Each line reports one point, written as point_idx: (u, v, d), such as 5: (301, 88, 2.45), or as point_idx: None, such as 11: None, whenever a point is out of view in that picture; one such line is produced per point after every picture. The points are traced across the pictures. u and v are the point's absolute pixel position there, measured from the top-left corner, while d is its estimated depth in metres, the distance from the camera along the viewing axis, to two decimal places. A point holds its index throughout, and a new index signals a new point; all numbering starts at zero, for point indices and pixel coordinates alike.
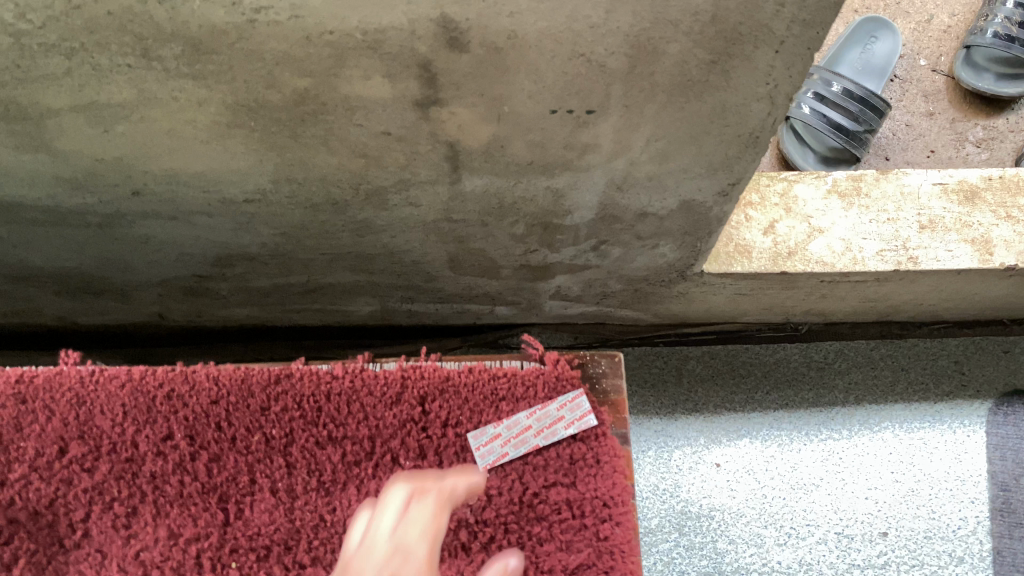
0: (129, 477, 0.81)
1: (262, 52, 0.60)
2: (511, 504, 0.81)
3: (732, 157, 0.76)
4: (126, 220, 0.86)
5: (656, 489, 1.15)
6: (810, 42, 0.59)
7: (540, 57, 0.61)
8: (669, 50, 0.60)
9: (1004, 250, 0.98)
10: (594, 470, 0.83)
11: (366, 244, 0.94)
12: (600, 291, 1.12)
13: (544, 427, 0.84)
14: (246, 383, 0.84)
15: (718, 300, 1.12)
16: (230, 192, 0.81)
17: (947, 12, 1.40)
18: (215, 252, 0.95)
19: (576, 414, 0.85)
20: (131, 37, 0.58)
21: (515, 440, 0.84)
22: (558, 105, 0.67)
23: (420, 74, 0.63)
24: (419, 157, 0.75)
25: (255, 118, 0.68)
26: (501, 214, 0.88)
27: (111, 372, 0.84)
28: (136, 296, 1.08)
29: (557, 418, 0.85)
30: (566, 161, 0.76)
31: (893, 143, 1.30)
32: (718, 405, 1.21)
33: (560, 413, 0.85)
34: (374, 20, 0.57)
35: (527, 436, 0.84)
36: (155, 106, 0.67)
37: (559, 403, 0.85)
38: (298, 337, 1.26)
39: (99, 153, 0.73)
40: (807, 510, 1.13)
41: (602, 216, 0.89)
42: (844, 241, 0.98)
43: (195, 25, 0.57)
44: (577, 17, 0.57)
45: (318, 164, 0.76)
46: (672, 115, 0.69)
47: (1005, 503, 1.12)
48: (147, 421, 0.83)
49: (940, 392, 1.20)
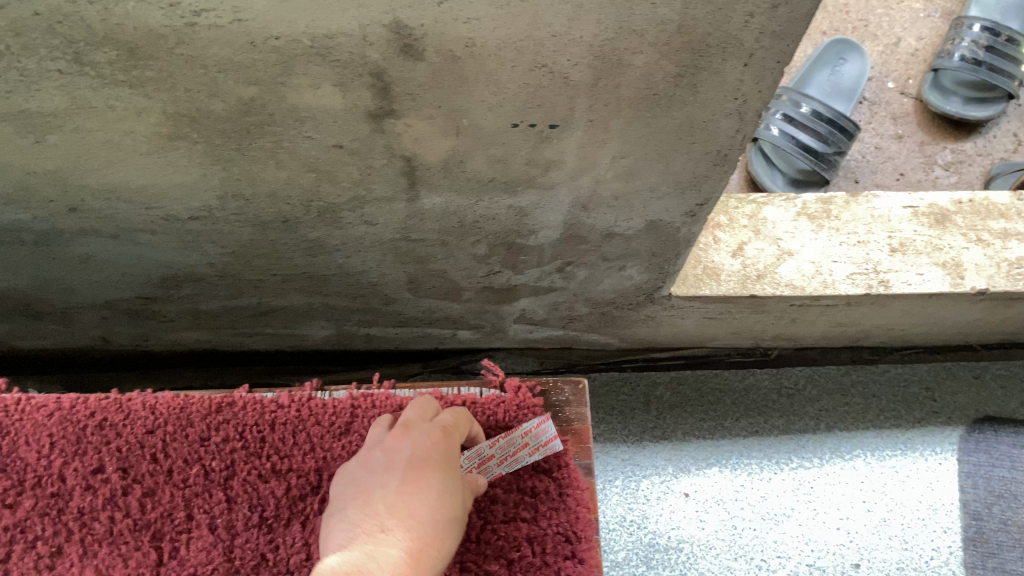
0: (53, 514, 0.75)
1: (204, 59, 0.56)
2: (466, 539, 0.76)
3: (700, 176, 0.73)
4: (64, 238, 0.82)
5: (623, 521, 1.11)
6: (780, 54, 0.57)
7: (500, 67, 0.58)
8: (634, 62, 0.58)
9: (975, 274, 0.96)
10: (556, 504, 0.78)
11: (319, 264, 0.90)
12: (567, 315, 1.08)
13: (507, 456, 0.80)
14: (185, 413, 0.81)
15: (686, 324, 1.09)
16: (174, 208, 0.76)
17: (914, 35, 1.40)
18: (161, 272, 0.90)
19: (542, 440, 0.80)
20: (60, 39, 0.54)
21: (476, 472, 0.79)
22: (520, 119, 0.64)
23: (373, 84, 0.59)
24: (374, 172, 0.71)
25: (198, 130, 0.64)
26: (462, 233, 0.84)
27: (40, 402, 0.81)
28: (79, 319, 1.03)
29: (521, 445, 0.80)
30: (529, 178, 0.73)
31: (862, 166, 1.29)
32: (686, 432, 1.18)
33: (524, 440, 0.80)
34: (323, 25, 0.53)
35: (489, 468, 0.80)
36: (90, 115, 0.62)
37: (524, 428, 0.80)
38: (251, 363, 1.21)
39: (30, 166, 0.69)
40: (778, 542, 1.09)
41: (567, 236, 0.85)
42: (814, 264, 0.96)
43: (130, 27, 0.53)
44: (539, 26, 0.54)
45: (267, 178, 0.72)
46: (638, 131, 0.66)
47: (978, 533, 1.09)
48: (75, 453, 0.78)
49: (911, 418, 1.19)
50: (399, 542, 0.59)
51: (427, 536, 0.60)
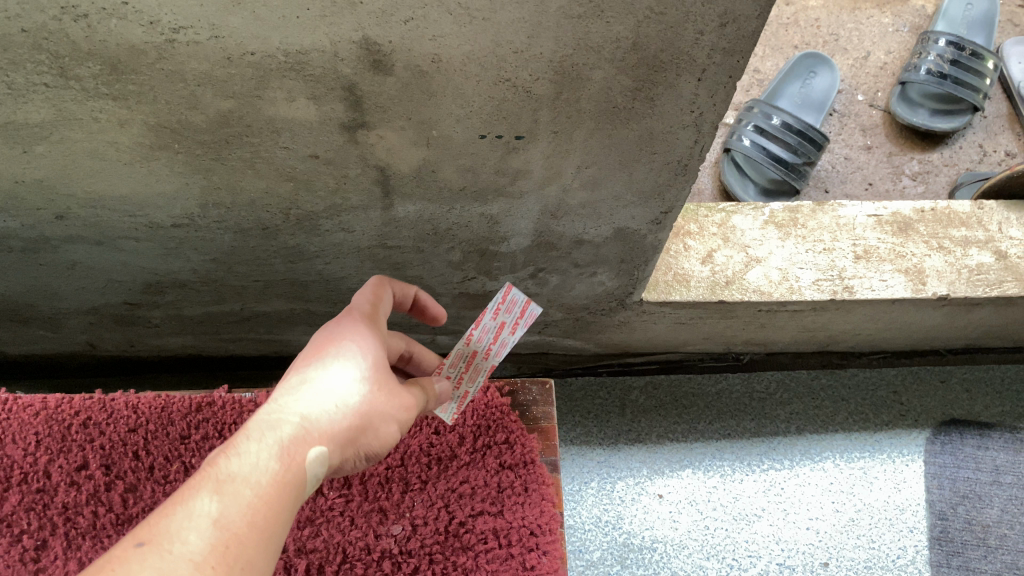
0: (39, 509, 0.78)
1: (183, 73, 0.59)
2: (436, 533, 0.80)
3: (663, 185, 0.76)
4: (51, 244, 0.84)
5: (598, 521, 1.14)
6: (731, 70, 0.60)
7: (465, 81, 0.61)
8: (593, 77, 0.61)
9: (936, 280, 0.99)
10: (522, 498, 0.82)
11: (299, 270, 0.93)
12: (542, 319, 1.11)
13: (489, 348, 0.78)
14: (167, 411, 0.84)
15: (659, 329, 1.12)
16: (157, 216, 0.79)
17: (883, 49, 1.44)
18: (145, 278, 0.93)
19: (515, 312, 0.74)
20: (46, 55, 0.57)
21: (470, 373, 0.81)
22: (487, 130, 0.67)
23: (346, 97, 0.62)
24: (349, 181, 0.74)
25: (179, 140, 0.67)
26: (436, 240, 0.87)
27: (26, 402, 0.84)
28: (65, 324, 1.05)
29: (499, 326, 0.76)
30: (498, 187, 0.76)
31: (832, 175, 1.33)
32: (660, 435, 1.21)
33: (497, 322, 0.76)
34: (295, 41, 0.56)
35: (478, 363, 0.80)
36: (76, 127, 0.65)
37: (492, 311, 0.74)
38: (235, 368, 1.23)
39: (18, 175, 0.72)
40: (749, 542, 1.12)
41: (538, 243, 0.88)
42: (781, 270, 0.99)
43: (113, 43, 0.56)
44: (500, 43, 0.57)
45: (247, 187, 0.75)
46: (600, 142, 0.69)
47: (942, 532, 1.12)
48: (60, 450, 0.81)
49: (879, 421, 1.22)
50: (278, 429, 0.57)
51: (311, 420, 0.59)
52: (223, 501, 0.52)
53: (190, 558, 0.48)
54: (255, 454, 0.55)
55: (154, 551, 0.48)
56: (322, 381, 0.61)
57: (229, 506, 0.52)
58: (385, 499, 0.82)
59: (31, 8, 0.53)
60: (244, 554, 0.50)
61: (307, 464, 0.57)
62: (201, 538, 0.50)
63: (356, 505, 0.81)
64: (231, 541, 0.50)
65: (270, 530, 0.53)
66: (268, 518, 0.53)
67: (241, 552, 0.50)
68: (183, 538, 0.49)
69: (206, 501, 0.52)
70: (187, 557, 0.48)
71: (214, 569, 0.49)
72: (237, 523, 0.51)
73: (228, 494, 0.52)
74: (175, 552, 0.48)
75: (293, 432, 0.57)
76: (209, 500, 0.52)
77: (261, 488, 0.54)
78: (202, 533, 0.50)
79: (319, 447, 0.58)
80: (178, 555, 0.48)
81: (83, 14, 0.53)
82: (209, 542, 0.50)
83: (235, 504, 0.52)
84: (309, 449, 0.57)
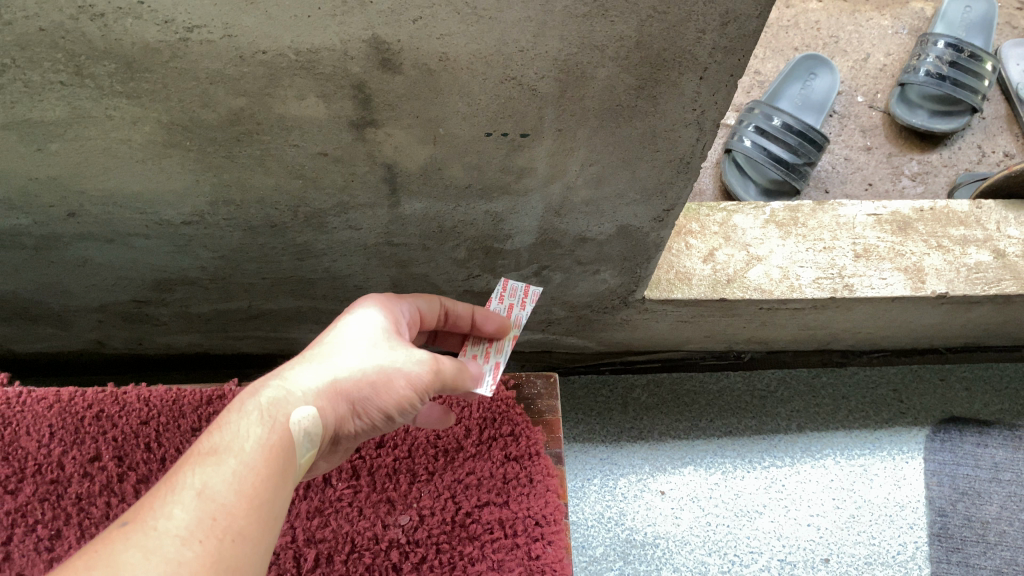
0: (53, 499, 0.79)
1: (196, 72, 0.61)
2: (443, 523, 0.81)
3: (665, 183, 0.78)
4: (63, 242, 0.86)
5: (601, 517, 1.15)
6: (732, 69, 0.61)
7: (472, 79, 0.62)
8: (597, 75, 0.62)
9: (935, 278, 1.00)
10: (527, 489, 0.84)
11: (307, 268, 0.94)
12: (546, 318, 1.13)
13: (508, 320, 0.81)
14: (178, 404, 0.87)
15: (660, 327, 1.14)
16: (168, 214, 0.80)
17: (882, 51, 1.46)
18: (155, 276, 0.94)
19: (519, 294, 0.82)
20: (63, 53, 0.58)
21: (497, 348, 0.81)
22: (493, 128, 0.68)
23: (355, 95, 0.64)
24: (357, 179, 0.76)
25: (191, 138, 0.69)
26: (441, 237, 0.88)
27: (39, 395, 0.86)
28: (75, 322, 1.07)
29: (510, 308, 0.81)
30: (504, 185, 0.78)
31: (832, 176, 1.34)
32: (662, 432, 1.22)
33: (507, 303, 0.82)
34: (306, 40, 0.57)
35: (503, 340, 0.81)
36: (90, 124, 0.66)
37: (500, 297, 0.82)
38: (241, 367, 1.25)
39: (32, 172, 0.73)
40: (751, 538, 1.13)
41: (542, 241, 0.90)
42: (782, 268, 1.00)
43: (128, 42, 0.57)
44: (507, 41, 0.58)
45: (256, 184, 0.76)
46: (604, 140, 0.71)
47: (942, 529, 1.13)
48: (73, 442, 0.83)
49: (879, 419, 1.23)
50: (261, 400, 0.60)
51: (296, 389, 0.62)
52: (205, 473, 0.54)
53: (174, 532, 0.50)
54: (239, 426, 0.58)
55: (138, 528, 0.50)
56: (309, 361, 0.65)
57: (210, 477, 0.54)
58: (392, 490, 0.84)
59: (49, 7, 0.54)
60: (229, 521, 0.52)
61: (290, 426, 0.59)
62: (185, 511, 0.51)
63: (364, 496, 0.83)
64: (215, 509, 0.52)
65: (258, 495, 0.54)
66: (251, 481, 0.55)
67: (226, 520, 0.52)
68: (166, 513, 0.51)
69: (191, 476, 0.54)
70: (172, 531, 0.50)
71: (200, 538, 0.50)
72: (220, 492, 0.53)
73: (211, 467, 0.54)
74: (159, 527, 0.50)
75: (277, 400, 0.60)
76: (195, 474, 0.54)
77: (245, 456, 0.56)
78: (185, 506, 0.52)
79: (302, 408, 0.60)
80: (162, 530, 0.50)
81: (99, 14, 0.54)
82: (193, 514, 0.51)
83: (217, 473, 0.54)
84: (292, 412, 0.60)
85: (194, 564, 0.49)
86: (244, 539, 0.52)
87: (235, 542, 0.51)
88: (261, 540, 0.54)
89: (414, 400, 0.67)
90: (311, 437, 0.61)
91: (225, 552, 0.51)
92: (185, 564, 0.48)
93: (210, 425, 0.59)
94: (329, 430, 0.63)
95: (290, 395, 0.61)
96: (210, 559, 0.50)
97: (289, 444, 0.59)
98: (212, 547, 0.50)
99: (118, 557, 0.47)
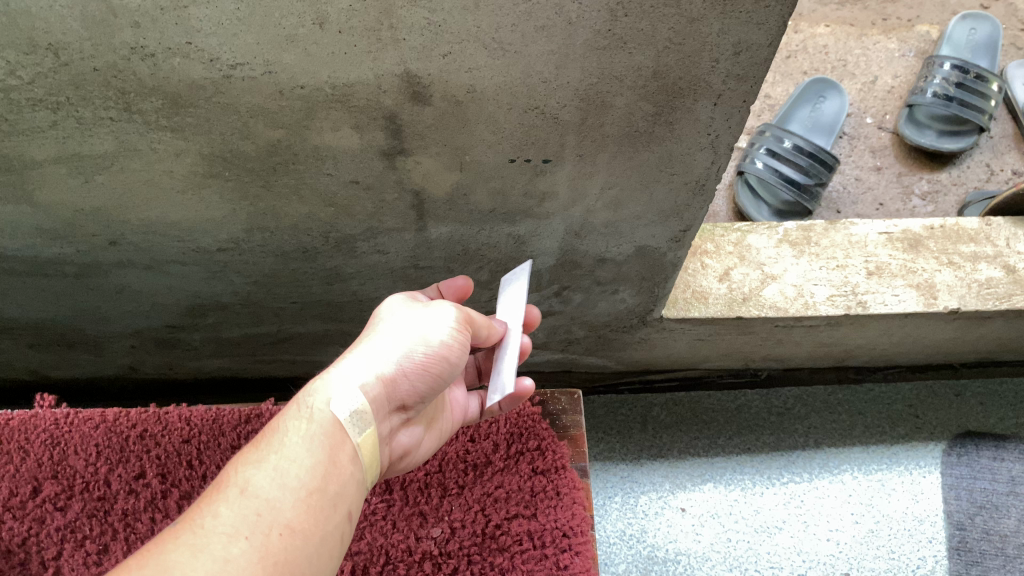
0: (100, 515, 0.85)
1: (237, 106, 0.64)
2: (474, 535, 0.84)
3: (682, 205, 0.81)
4: (103, 270, 0.89)
5: (623, 535, 1.17)
6: (745, 95, 0.64)
7: (498, 109, 0.66)
8: (616, 103, 0.65)
9: (947, 294, 1.02)
10: (554, 502, 0.87)
11: (335, 291, 0.98)
12: (565, 337, 1.16)
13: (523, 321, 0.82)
14: (218, 423, 0.93)
15: (678, 346, 1.16)
16: (204, 241, 0.84)
17: (890, 74, 1.49)
18: (189, 301, 0.98)
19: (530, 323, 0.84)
20: (114, 91, 0.62)
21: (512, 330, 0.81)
22: (517, 155, 0.72)
23: (387, 126, 0.67)
24: (386, 205, 0.79)
25: (230, 169, 0.72)
26: (465, 260, 0.92)
27: (86, 416, 0.92)
28: (109, 348, 1.10)
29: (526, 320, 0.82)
30: (526, 209, 0.81)
31: (843, 197, 1.37)
32: (682, 450, 1.24)
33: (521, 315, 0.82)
34: (342, 75, 0.61)
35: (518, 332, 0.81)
36: (135, 157, 0.70)
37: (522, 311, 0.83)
38: (268, 390, 1.28)
39: (79, 203, 0.77)
40: (771, 553, 1.14)
41: (562, 262, 0.93)
42: (796, 287, 1.03)
43: (175, 80, 0.61)
44: (531, 73, 0.61)
45: (290, 212, 0.80)
46: (622, 165, 0.74)
47: (961, 542, 1.14)
48: (119, 461, 0.89)
49: (895, 434, 1.25)
50: (307, 395, 0.64)
51: (331, 380, 0.65)
52: (249, 474, 0.58)
53: (221, 529, 0.54)
54: (284, 426, 0.62)
55: (187, 529, 0.54)
56: (352, 352, 0.68)
57: (254, 476, 0.58)
58: (424, 504, 0.87)
59: (103, 49, 0.58)
60: (276, 515, 0.56)
61: (334, 410, 0.63)
62: (231, 510, 0.56)
63: (397, 509, 0.86)
64: (259, 505, 0.56)
65: (304, 486, 0.58)
66: (298, 474, 0.59)
67: (273, 514, 0.56)
68: (213, 513, 0.56)
69: (237, 477, 0.59)
70: (219, 529, 0.54)
71: (247, 534, 0.54)
72: (265, 489, 0.57)
73: (256, 467, 0.59)
74: (206, 526, 0.54)
75: (319, 391, 0.64)
76: (240, 476, 0.58)
77: (287, 451, 0.60)
78: (231, 505, 0.56)
79: (336, 392, 0.63)
80: (210, 528, 0.54)
81: (150, 54, 0.58)
82: (237, 511, 0.56)
83: (260, 472, 0.58)
84: (334, 396, 0.63)
85: (243, 556, 0.53)
86: (294, 531, 0.56)
87: (285, 535, 0.56)
88: (313, 530, 0.57)
89: (458, 352, 0.69)
90: (364, 413, 0.63)
91: (275, 545, 0.55)
92: (233, 559, 0.53)
93: (262, 431, 0.64)
94: (383, 404, 0.66)
95: (331, 382, 0.64)
96: (258, 551, 0.54)
97: (338, 427, 0.63)
98: (259, 542, 0.54)
99: (169, 556, 0.52)
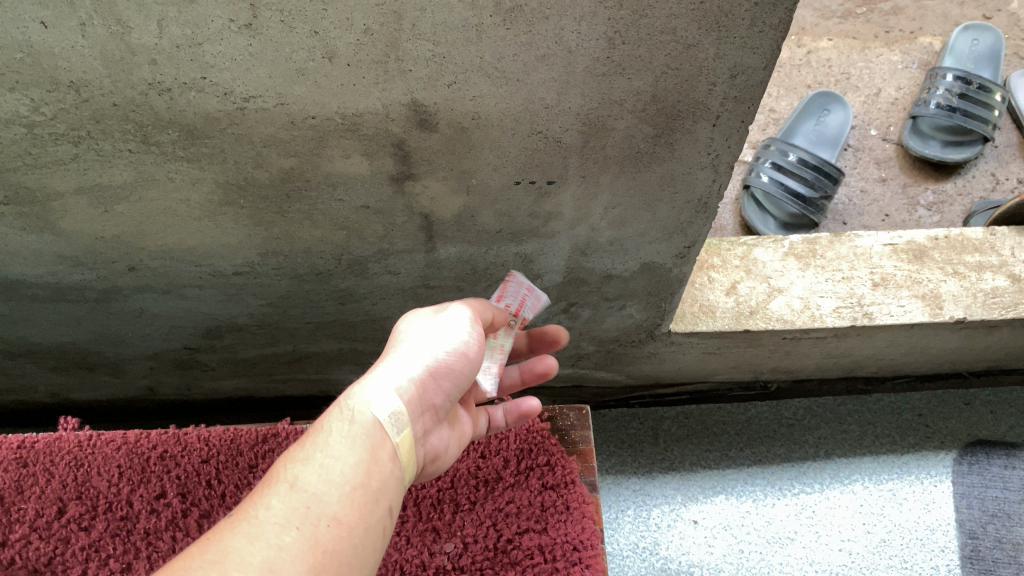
0: (123, 534, 0.88)
1: (251, 136, 0.67)
2: (486, 549, 0.86)
3: (685, 222, 0.83)
4: (123, 295, 0.92)
5: (636, 547, 1.18)
6: (742, 116, 0.66)
7: (503, 134, 0.68)
8: (616, 126, 0.67)
9: (952, 304, 1.03)
10: (564, 516, 0.89)
11: (349, 311, 1.00)
12: (575, 352, 1.18)
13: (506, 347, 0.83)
14: (236, 443, 0.95)
15: (687, 359, 1.18)
16: (220, 265, 0.86)
17: (893, 86, 1.50)
18: (205, 323, 1.00)
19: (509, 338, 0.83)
20: (132, 124, 0.64)
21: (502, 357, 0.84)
22: (521, 177, 0.74)
23: (395, 153, 0.69)
24: (396, 228, 0.81)
25: (244, 196, 0.75)
26: (475, 279, 0.94)
27: (108, 438, 0.95)
28: (128, 370, 1.13)
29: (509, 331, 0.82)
30: (532, 228, 0.83)
31: (849, 208, 1.38)
32: (693, 462, 1.26)
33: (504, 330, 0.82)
34: (352, 105, 0.63)
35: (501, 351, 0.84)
36: (152, 187, 0.73)
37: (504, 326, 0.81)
38: (285, 409, 1.30)
39: (99, 232, 0.79)
40: (784, 564, 1.15)
41: (569, 279, 0.95)
42: (802, 299, 1.04)
43: (191, 112, 0.63)
44: (534, 99, 0.63)
45: (303, 236, 0.82)
46: (625, 184, 0.76)
47: (973, 551, 1.14)
48: (141, 481, 0.92)
49: (906, 444, 1.26)
50: (347, 398, 0.66)
51: (363, 385, 0.66)
52: (297, 470, 0.60)
53: (273, 521, 0.56)
54: (328, 426, 0.64)
55: (243, 520, 0.56)
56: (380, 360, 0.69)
57: (303, 472, 0.60)
58: (437, 519, 0.89)
59: (122, 85, 0.60)
60: (323, 508, 0.58)
61: (375, 411, 0.64)
62: (283, 502, 0.58)
63: (411, 525, 0.88)
64: (308, 499, 0.58)
65: (349, 482, 0.60)
66: (341, 470, 0.61)
67: (321, 508, 0.58)
68: (265, 505, 0.57)
69: (286, 474, 0.60)
70: (271, 520, 0.56)
71: (298, 524, 0.56)
72: (312, 483, 0.59)
73: (303, 464, 0.61)
74: (260, 517, 0.56)
75: (358, 394, 0.66)
76: (289, 472, 0.60)
77: (332, 449, 0.62)
78: (283, 498, 0.58)
79: (369, 397, 0.65)
80: (263, 519, 0.56)
81: (167, 89, 0.60)
82: (289, 504, 0.57)
83: (308, 468, 0.60)
84: (374, 398, 0.65)
85: (294, 546, 0.55)
86: (341, 523, 0.58)
87: (333, 527, 0.57)
88: (359, 523, 0.59)
89: (477, 353, 0.71)
90: (401, 413, 0.65)
91: (323, 536, 0.56)
92: (286, 548, 0.54)
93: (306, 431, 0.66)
94: (416, 406, 0.68)
95: (369, 384, 0.66)
96: (308, 542, 0.55)
97: (378, 427, 0.64)
98: (309, 532, 0.56)
99: (227, 542, 0.54)
